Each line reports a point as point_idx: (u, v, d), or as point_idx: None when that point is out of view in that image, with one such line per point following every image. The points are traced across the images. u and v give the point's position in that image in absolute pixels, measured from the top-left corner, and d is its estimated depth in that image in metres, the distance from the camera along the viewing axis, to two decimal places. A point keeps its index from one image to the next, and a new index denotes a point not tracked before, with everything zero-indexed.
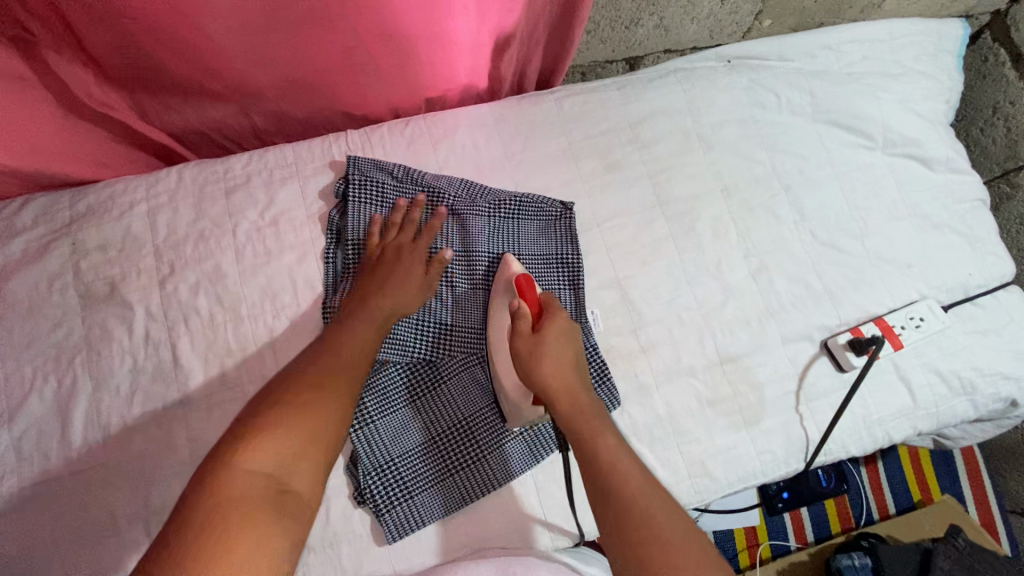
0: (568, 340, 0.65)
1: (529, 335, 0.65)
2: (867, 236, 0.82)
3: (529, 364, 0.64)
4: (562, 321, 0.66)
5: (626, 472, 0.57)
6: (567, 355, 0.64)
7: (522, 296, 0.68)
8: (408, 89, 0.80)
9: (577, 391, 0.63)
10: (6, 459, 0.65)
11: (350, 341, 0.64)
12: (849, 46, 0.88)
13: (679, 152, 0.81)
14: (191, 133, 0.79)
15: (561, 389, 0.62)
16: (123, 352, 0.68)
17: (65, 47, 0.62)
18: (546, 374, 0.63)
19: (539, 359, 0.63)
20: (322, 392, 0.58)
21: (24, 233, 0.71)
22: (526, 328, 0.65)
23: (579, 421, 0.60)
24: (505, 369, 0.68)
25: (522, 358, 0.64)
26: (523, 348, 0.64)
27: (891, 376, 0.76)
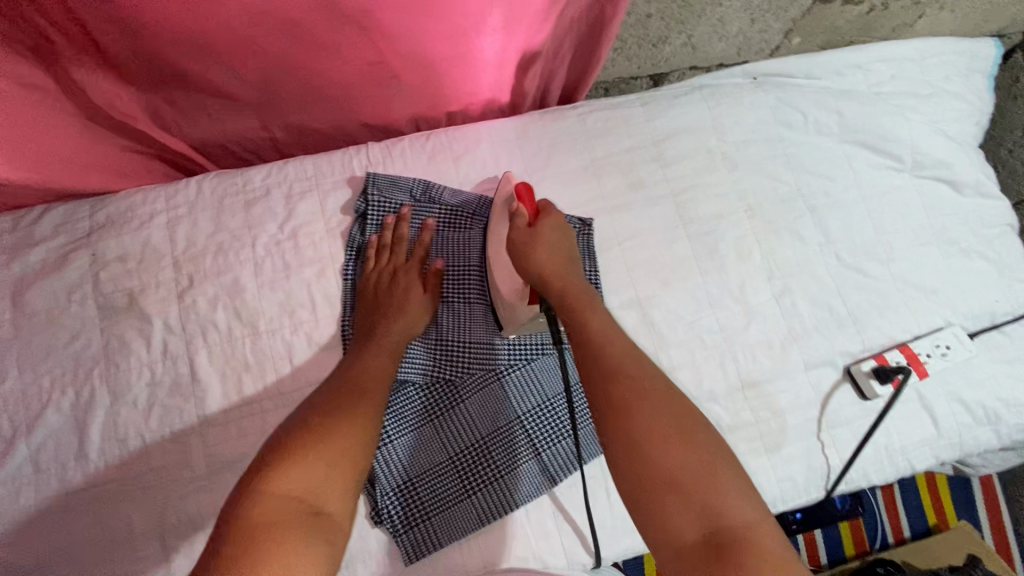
0: (563, 235, 0.65)
1: (525, 230, 0.65)
2: (893, 260, 0.80)
3: (523, 255, 0.63)
4: (558, 219, 0.66)
5: (614, 343, 0.56)
6: (561, 246, 0.64)
7: (519, 200, 0.67)
8: (430, 102, 0.79)
9: (571, 277, 0.62)
10: (23, 470, 0.65)
11: (364, 365, 0.64)
12: (878, 65, 0.87)
13: (703, 170, 0.80)
14: (211, 144, 0.78)
15: (557, 272, 0.61)
16: (141, 366, 0.68)
17: (87, 58, 0.60)
18: (540, 258, 0.62)
19: (534, 247, 0.63)
20: (344, 417, 0.58)
21: (44, 242, 0.70)
22: (523, 225, 0.65)
23: (572, 297, 0.60)
24: (501, 275, 0.68)
25: (518, 254, 0.64)
26: (518, 241, 0.64)
27: (914, 404, 0.75)
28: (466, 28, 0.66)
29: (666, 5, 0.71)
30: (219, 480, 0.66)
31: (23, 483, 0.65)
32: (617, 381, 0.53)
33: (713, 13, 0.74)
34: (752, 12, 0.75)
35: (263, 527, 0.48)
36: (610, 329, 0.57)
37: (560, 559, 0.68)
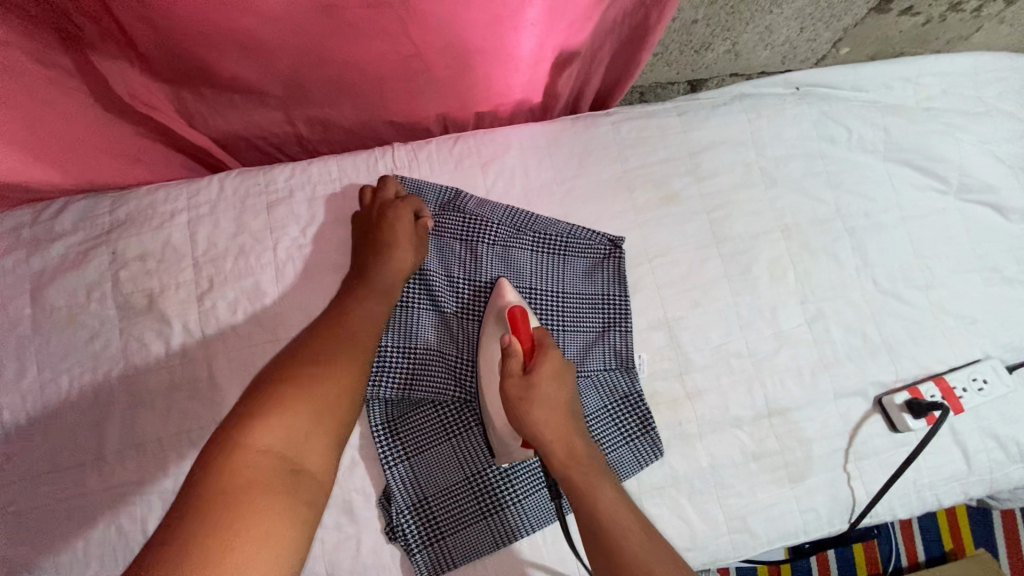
0: (559, 382, 0.61)
1: (521, 380, 0.60)
2: (932, 287, 0.77)
3: (521, 412, 0.59)
4: (556, 361, 0.61)
5: (625, 532, 0.56)
6: (562, 400, 0.61)
7: (514, 333, 0.63)
8: (459, 101, 0.76)
9: (572, 443, 0.60)
10: (40, 469, 0.64)
11: (356, 315, 0.63)
12: (929, 79, 0.82)
13: (739, 185, 0.77)
14: (235, 139, 0.75)
15: (552, 427, 0.59)
16: (160, 368, 0.67)
17: (110, 44, 0.58)
18: (541, 422, 0.59)
19: (532, 404, 0.59)
20: (337, 367, 0.58)
21: (64, 237, 0.69)
22: (518, 370, 0.60)
23: (574, 473, 0.59)
24: (496, 409, 0.64)
25: (513, 409, 0.60)
26: (515, 395, 0.60)
27: (945, 439, 0.73)
28: (504, 15, 0.60)
29: (714, 11, 0.67)
30: None
31: (40, 481, 0.64)
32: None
33: (762, 21, 0.70)
34: (802, 20, 0.71)
35: (239, 486, 0.47)
36: (620, 507, 0.57)
37: None
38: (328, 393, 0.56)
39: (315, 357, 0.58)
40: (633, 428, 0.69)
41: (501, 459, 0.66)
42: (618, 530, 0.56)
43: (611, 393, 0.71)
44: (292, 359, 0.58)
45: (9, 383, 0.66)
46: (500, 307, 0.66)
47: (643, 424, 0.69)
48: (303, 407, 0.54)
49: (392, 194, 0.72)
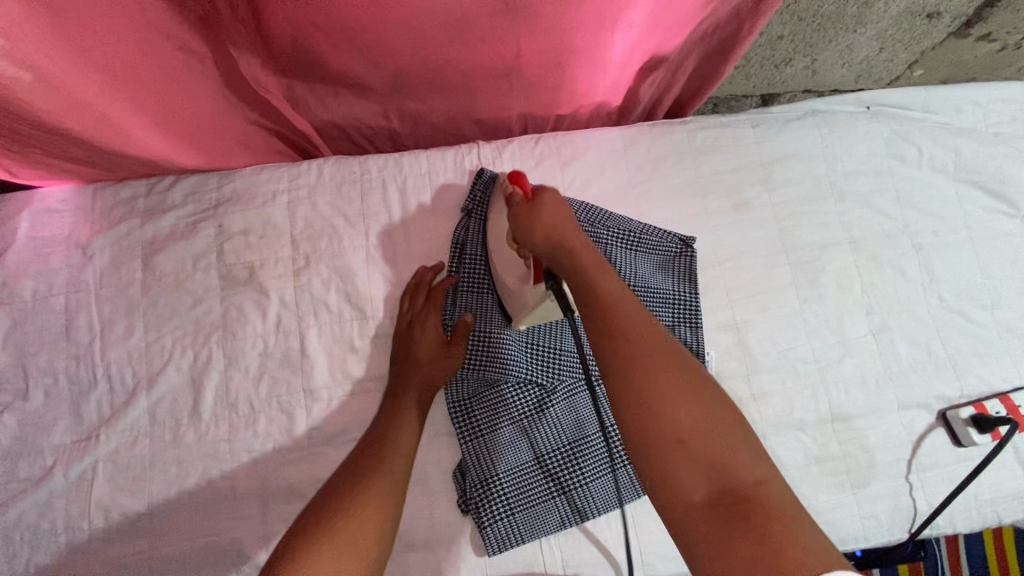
0: (565, 204, 0.59)
1: (522, 205, 0.60)
2: (997, 307, 0.78)
3: (524, 233, 0.58)
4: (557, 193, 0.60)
5: (623, 305, 0.51)
6: (566, 214, 0.58)
7: (515, 184, 0.63)
8: (544, 102, 0.80)
9: (582, 241, 0.56)
10: (141, 422, 0.69)
11: (391, 435, 0.65)
12: (1000, 105, 0.84)
13: (811, 197, 0.80)
14: (331, 129, 0.80)
15: (564, 241, 0.55)
16: (256, 336, 0.71)
17: (245, 43, 0.62)
18: (544, 223, 0.57)
19: (534, 220, 0.58)
20: (365, 492, 0.60)
21: (175, 209, 0.74)
22: (520, 203, 0.60)
23: (586, 269, 0.53)
24: (505, 269, 0.66)
25: (519, 231, 0.59)
26: (516, 216, 0.59)
27: (1008, 456, 0.74)
28: (607, 18, 0.65)
29: (802, 27, 0.70)
30: (319, 452, 0.69)
31: (141, 433, 0.69)
32: (634, 356, 0.48)
33: (844, 40, 0.72)
34: (883, 41, 0.74)
35: None
36: (622, 289, 0.52)
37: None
38: (357, 523, 0.57)
39: (347, 490, 0.60)
40: None
41: (518, 321, 0.67)
42: (619, 308, 0.50)
43: None
44: (323, 498, 0.60)
45: (119, 339, 0.70)
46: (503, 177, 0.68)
47: None
48: (331, 539, 0.55)
49: (418, 287, 0.72)
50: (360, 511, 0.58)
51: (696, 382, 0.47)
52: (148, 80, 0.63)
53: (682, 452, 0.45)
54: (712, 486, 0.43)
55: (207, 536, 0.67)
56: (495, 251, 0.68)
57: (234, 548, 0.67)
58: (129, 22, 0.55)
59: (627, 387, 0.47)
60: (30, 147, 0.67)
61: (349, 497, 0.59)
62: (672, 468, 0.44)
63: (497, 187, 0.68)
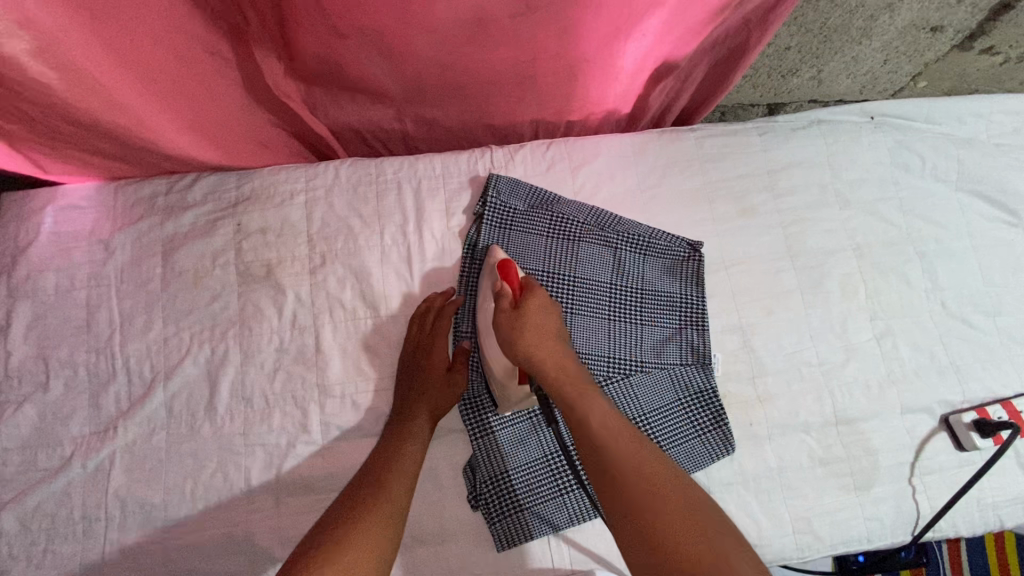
0: (549, 313, 0.66)
1: (510, 313, 0.65)
2: (999, 314, 0.80)
3: (512, 341, 0.63)
4: (543, 297, 0.67)
5: (607, 427, 0.57)
6: (549, 326, 0.65)
7: (506, 280, 0.68)
8: (556, 108, 0.82)
9: (564, 362, 0.63)
10: (158, 414, 0.70)
11: (397, 461, 0.65)
12: (1002, 116, 0.86)
13: (816, 204, 0.81)
14: (348, 132, 0.82)
15: (547, 357, 0.63)
16: (272, 332, 0.73)
17: (268, 49, 0.64)
18: (531, 343, 0.63)
19: (522, 331, 0.64)
20: (368, 512, 0.59)
21: (194, 207, 0.76)
22: (509, 305, 0.66)
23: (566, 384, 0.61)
24: (491, 350, 0.69)
25: (507, 338, 0.64)
26: (505, 324, 0.65)
27: (1010, 461, 0.75)
28: (621, 29, 0.67)
29: (808, 38, 0.72)
30: (332, 446, 0.70)
31: (158, 425, 0.70)
32: (628, 480, 0.53)
33: (850, 51, 0.74)
34: (888, 53, 0.76)
35: None
36: (606, 411, 0.59)
37: None
38: (361, 544, 0.56)
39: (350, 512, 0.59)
40: (705, 421, 0.73)
41: (504, 408, 0.69)
42: (607, 430, 0.57)
43: (685, 387, 0.74)
44: (326, 520, 0.59)
45: (138, 333, 0.72)
46: (493, 261, 0.71)
47: (716, 418, 0.72)
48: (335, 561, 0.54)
49: (428, 311, 0.73)
50: (364, 531, 0.57)
51: (680, 493, 0.53)
52: (176, 83, 0.64)
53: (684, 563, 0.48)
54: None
55: (219, 528, 0.67)
56: (483, 336, 0.70)
57: (247, 539, 0.67)
58: (161, 26, 0.57)
59: (625, 513, 0.52)
60: (58, 143, 0.69)
61: (352, 518, 0.58)
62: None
63: (484, 270, 0.72)
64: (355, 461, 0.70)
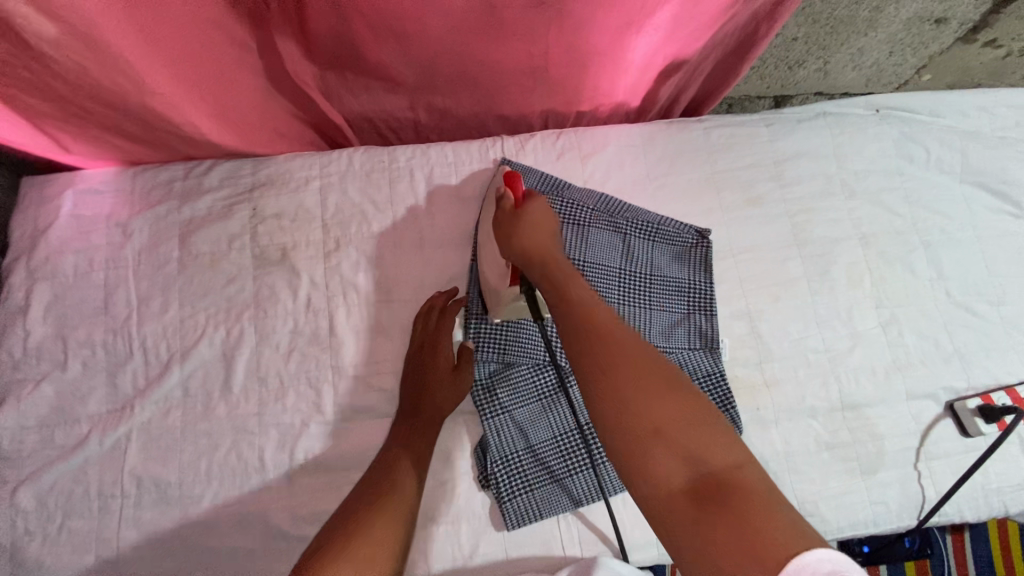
0: (548, 215, 0.66)
1: (510, 213, 0.67)
2: (1002, 303, 0.81)
3: (507, 235, 0.65)
4: (544, 204, 0.68)
5: (592, 309, 0.54)
6: (546, 224, 0.65)
7: (510, 188, 0.69)
8: (567, 99, 0.83)
9: (554, 253, 0.62)
10: (175, 394, 0.71)
11: (403, 461, 0.66)
12: (1005, 110, 0.87)
13: (822, 194, 0.83)
14: (361, 121, 0.83)
15: (537, 249, 0.62)
16: (287, 314, 0.74)
17: (289, 40, 0.66)
18: (527, 236, 0.64)
19: (519, 226, 0.65)
20: (377, 512, 0.60)
21: (211, 192, 0.77)
22: (509, 207, 0.67)
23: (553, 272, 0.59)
24: (489, 262, 0.69)
25: (505, 233, 0.65)
26: (506, 224, 0.66)
27: (1014, 448, 0.75)
28: (633, 22, 0.68)
29: (815, 30, 0.73)
30: (345, 427, 0.71)
31: (174, 405, 0.71)
32: (610, 359, 0.50)
33: (856, 43, 0.76)
34: (893, 45, 0.77)
35: None
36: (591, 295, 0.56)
37: (658, 549, 0.70)
38: (371, 541, 0.57)
39: (361, 511, 0.60)
40: (714, 405, 0.73)
41: (493, 314, 0.70)
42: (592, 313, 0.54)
43: (695, 371, 0.74)
44: (337, 520, 0.60)
45: (155, 314, 0.73)
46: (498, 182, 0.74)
47: (724, 402, 0.73)
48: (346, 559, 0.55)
49: (435, 308, 0.73)
50: (374, 529, 0.58)
51: (664, 375, 0.50)
52: (198, 73, 0.66)
53: (659, 445, 0.47)
54: (689, 471, 0.46)
55: (234, 506, 0.68)
56: (483, 245, 0.71)
57: (260, 517, 0.68)
58: (187, 17, 0.59)
59: (602, 389, 0.49)
60: (80, 127, 0.71)
61: (362, 517, 0.59)
62: (648, 456, 0.47)
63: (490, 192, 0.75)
64: (367, 441, 0.71)
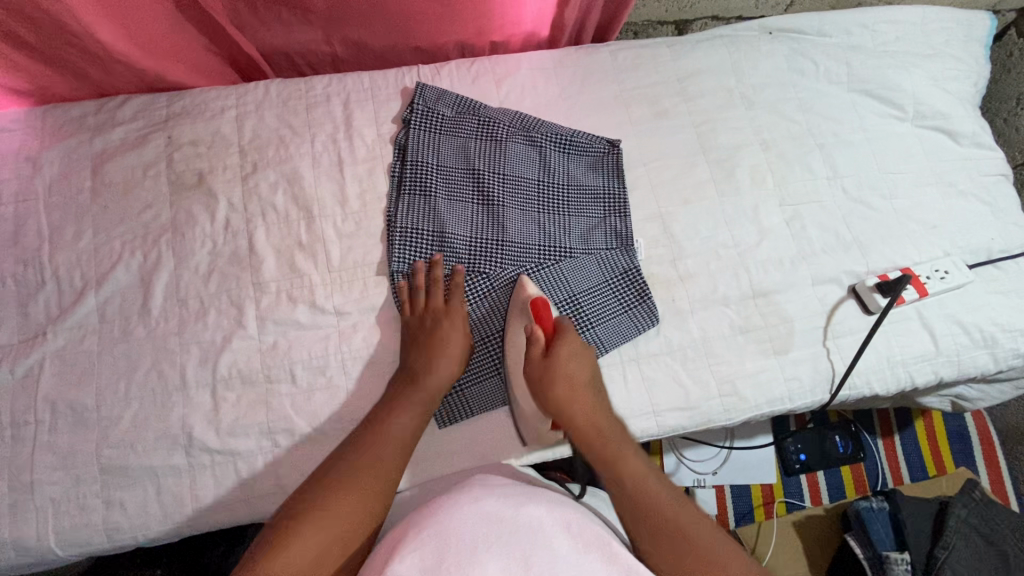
0: (579, 360, 0.69)
1: (541, 362, 0.68)
2: (895, 197, 0.86)
3: (542, 389, 0.67)
4: (573, 340, 0.69)
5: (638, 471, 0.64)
6: (575, 375, 0.68)
7: (536, 319, 0.70)
8: (478, 29, 0.87)
9: (595, 412, 0.67)
10: (90, 319, 0.70)
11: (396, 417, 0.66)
12: (885, 26, 0.94)
13: (724, 106, 0.88)
14: (278, 55, 0.86)
15: (578, 412, 0.66)
16: (205, 237, 0.74)
17: None
18: (562, 398, 0.67)
19: (551, 381, 0.67)
20: (370, 471, 0.62)
21: (125, 124, 0.77)
22: (538, 353, 0.68)
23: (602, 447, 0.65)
24: (522, 394, 0.71)
25: (539, 386, 0.67)
26: (537, 378, 0.67)
27: (914, 323, 0.80)
28: None
29: None
30: (269, 341, 0.71)
31: (90, 330, 0.70)
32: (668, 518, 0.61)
33: None
34: None
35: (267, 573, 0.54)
36: (644, 470, 0.65)
37: None
38: (356, 504, 0.60)
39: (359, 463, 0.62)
40: (631, 297, 0.77)
41: (530, 443, 0.73)
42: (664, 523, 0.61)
43: (612, 268, 0.78)
44: (339, 460, 0.63)
45: (68, 243, 0.72)
46: (521, 295, 0.73)
47: (640, 293, 0.76)
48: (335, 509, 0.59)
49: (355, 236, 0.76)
50: (363, 491, 0.61)
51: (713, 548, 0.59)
52: None
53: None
54: None
55: (156, 425, 0.67)
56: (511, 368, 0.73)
57: (183, 433, 0.67)
58: None
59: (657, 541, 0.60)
60: None
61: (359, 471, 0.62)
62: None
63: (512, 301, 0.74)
64: (292, 352, 0.71)
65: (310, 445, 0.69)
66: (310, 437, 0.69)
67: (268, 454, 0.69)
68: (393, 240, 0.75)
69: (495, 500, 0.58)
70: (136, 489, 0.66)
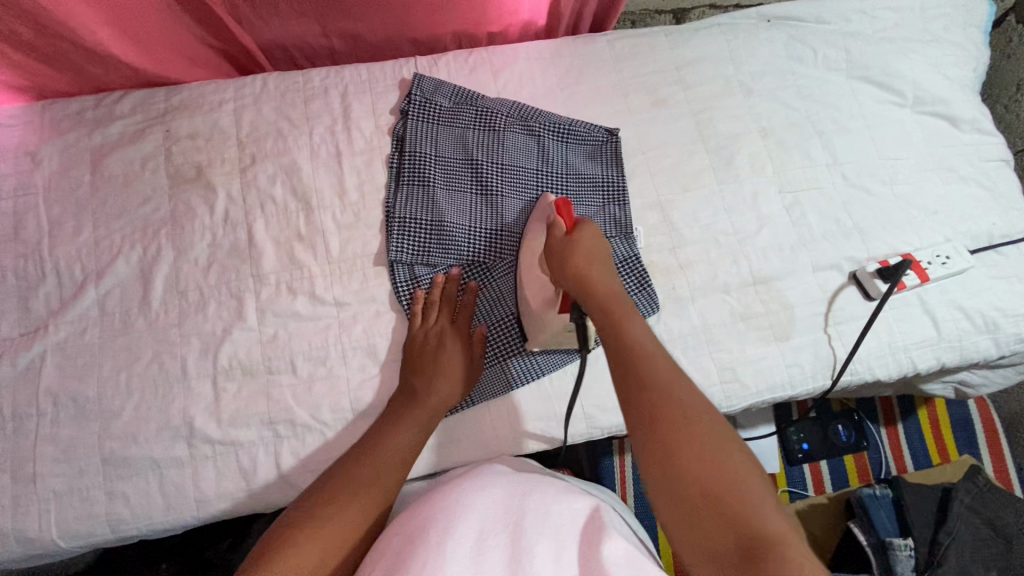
0: (601, 246, 0.67)
1: (562, 239, 0.67)
2: (895, 183, 0.86)
3: (560, 262, 0.65)
4: (593, 230, 0.67)
5: (651, 354, 0.55)
6: (597, 255, 0.66)
7: (557, 214, 0.69)
8: (475, 19, 0.87)
9: (612, 287, 0.63)
10: (91, 312, 0.70)
11: (398, 428, 0.66)
12: (883, 13, 0.93)
13: (722, 94, 0.87)
14: (275, 48, 0.86)
15: (592, 279, 0.63)
16: (204, 229, 0.74)
17: None
18: (577, 271, 0.64)
19: (571, 255, 0.65)
20: (369, 483, 0.62)
21: (123, 118, 0.78)
22: (560, 234, 0.67)
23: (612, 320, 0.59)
24: (532, 284, 0.70)
25: (557, 261, 0.65)
26: (556, 251, 0.66)
27: (915, 308, 0.80)
28: None
29: None
30: (269, 332, 0.71)
31: (91, 323, 0.70)
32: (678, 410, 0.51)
33: None
34: None
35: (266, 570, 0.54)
36: (665, 365, 0.55)
37: (587, 423, 0.73)
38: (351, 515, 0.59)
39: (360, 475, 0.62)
40: (631, 285, 0.76)
41: (532, 342, 0.71)
42: (672, 408, 0.51)
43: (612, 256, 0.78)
44: (342, 470, 0.63)
45: (68, 237, 0.73)
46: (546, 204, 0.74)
47: (640, 282, 0.76)
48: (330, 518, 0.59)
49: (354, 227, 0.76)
50: (360, 503, 0.60)
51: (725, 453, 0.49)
52: None
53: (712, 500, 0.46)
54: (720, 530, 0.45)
55: (157, 417, 0.68)
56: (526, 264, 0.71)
57: (184, 424, 0.68)
58: None
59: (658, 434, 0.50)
60: None
61: (359, 482, 0.62)
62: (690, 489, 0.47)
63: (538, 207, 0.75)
64: (292, 344, 0.71)
65: (311, 435, 0.69)
66: (311, 427, 0.69)
67: (269, 444, 0.69)
68: (392, 230, 0.75)
69: (497, 488, 0.58)
70: (138, 481, 0.67)
